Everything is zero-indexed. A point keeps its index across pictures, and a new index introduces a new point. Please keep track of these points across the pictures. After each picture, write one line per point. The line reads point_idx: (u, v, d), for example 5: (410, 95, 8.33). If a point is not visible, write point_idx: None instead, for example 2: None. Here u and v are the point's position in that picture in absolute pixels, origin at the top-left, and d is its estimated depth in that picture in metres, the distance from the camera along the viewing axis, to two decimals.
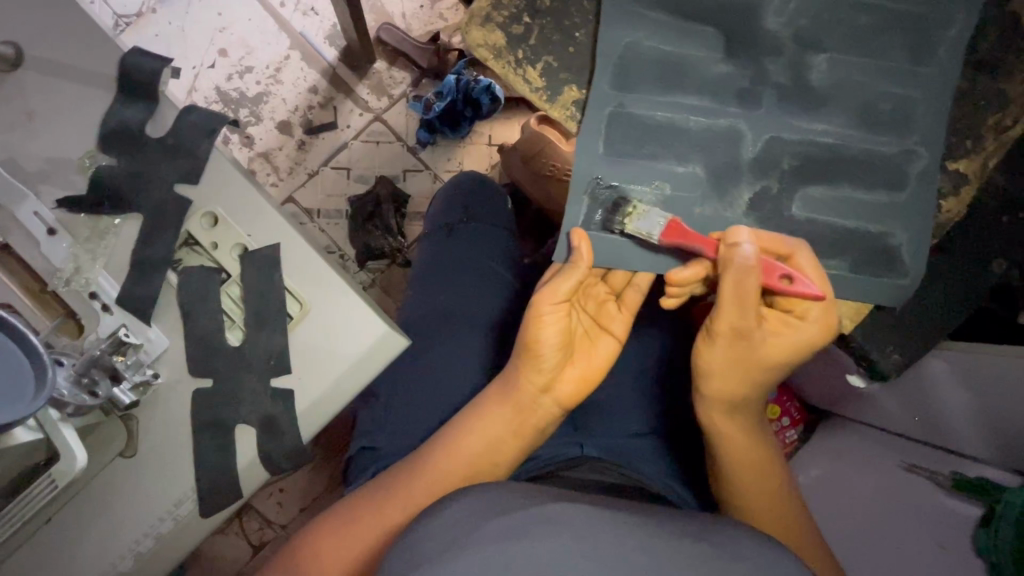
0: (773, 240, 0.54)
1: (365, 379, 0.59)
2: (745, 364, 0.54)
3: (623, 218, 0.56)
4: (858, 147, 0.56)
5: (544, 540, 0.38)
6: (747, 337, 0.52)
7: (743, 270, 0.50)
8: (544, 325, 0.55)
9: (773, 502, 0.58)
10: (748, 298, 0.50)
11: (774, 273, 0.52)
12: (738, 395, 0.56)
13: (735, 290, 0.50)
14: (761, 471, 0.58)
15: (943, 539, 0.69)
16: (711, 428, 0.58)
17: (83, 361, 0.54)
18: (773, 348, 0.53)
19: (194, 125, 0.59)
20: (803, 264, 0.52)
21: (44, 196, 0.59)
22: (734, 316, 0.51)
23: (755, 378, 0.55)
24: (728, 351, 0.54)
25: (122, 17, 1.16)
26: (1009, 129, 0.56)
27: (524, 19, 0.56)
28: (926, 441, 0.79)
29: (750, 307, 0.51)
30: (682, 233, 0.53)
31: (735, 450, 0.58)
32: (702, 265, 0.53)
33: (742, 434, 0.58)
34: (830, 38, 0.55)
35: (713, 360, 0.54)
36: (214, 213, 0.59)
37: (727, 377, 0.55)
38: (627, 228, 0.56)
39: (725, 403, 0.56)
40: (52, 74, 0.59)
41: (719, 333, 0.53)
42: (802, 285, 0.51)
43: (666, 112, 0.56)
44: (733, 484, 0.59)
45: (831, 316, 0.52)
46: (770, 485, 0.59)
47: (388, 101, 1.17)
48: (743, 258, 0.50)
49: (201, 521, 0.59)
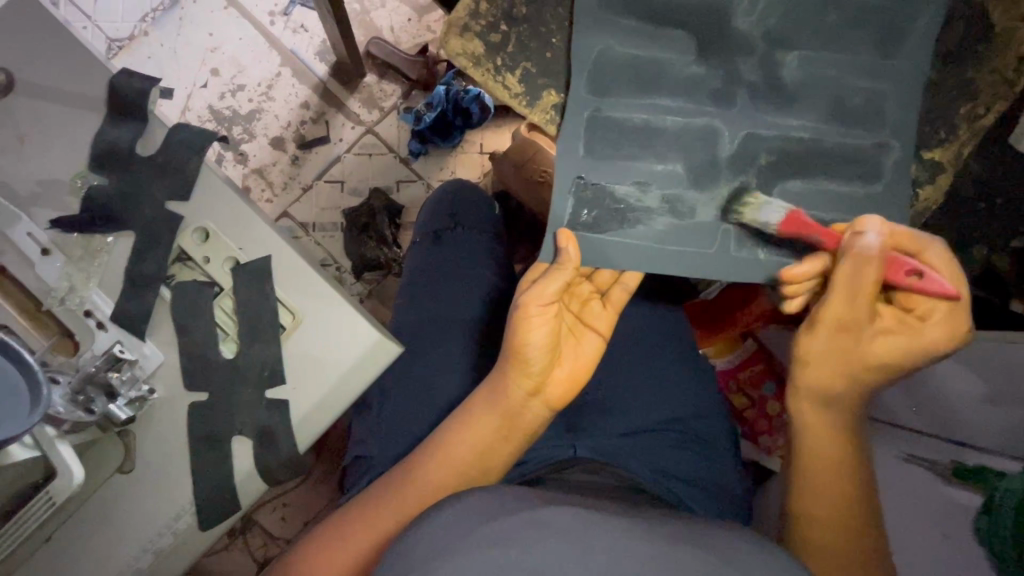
0: (908, 234, 0.52)
1: (358, 388, 0.59)
2: (849, 359, 0.54)
3: (739, 210, 0.56)
4: (833, 140, 0.57)
5: (535, 546, 0.38)
6: (854, 332, 0.53)
7: (861, 262, 0.50)
8: (531, 328, 0.56)
9: (842, 518, 0.56)
10: (862, 289, 0.51)
11: (900, 269, 0.52)
12: (836, 387, 0.56)
13: (849, 282, 0.51)
14: (842, 484, 0.57)
15: (946, 528, 0.68)
16: (801, 420, 0.58)
17: (79, 377, 0.55)
18: (885, 347, 0.53)
19: (181, 143, 0.60)
20: (934, 262, 0.52)
21: (38, 218, 0.60)
22: (843, 307, 0.52)
23: (862, 373, 0.55)
24: (829, 341, 0.54)
25: (115, 41, 1.18)
26: (981, 117, 0.57)
27: (501, 28, 0.58)
28: (933, 435, 0.76)
29: (865, 300, 0.51)
30: (803, 223, 0.54)
31: (820, 449, 0.58)
32: (819, 259, 0.55)
33: (833, 435, 0.58)
34: (801, 35, 0.56)
35: (815, 352, 0.55)
36: (205, 228, 0.60)
37: (830, 369, 0.56)
38: (745, 219, 0.56)
39: (822, 393, 0.57)
40: (41, 98, 0.60)
41: (825, 323, 0.54)
42: (929, 280, 0.51)
43: (643, 114, 0.57)
44: (801, 487, 0.58)
45: (961, 323, 0.51)
46: (846, 500, 0.57)
47: (379, 114, 1.19)
48: (865, 248, 0.50)
49: (200, 535, 0.60)
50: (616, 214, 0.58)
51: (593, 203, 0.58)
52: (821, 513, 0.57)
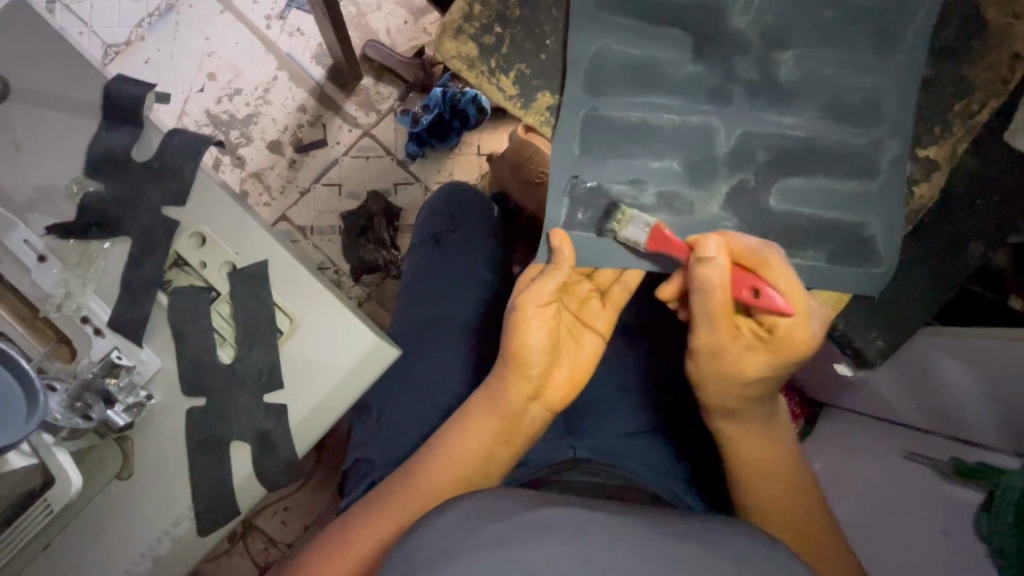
0: (748, 246, 0.50)
1: (357, 390, 0.59)
2: (727, 376, 0.54)
3: (613, 224, 0.56)
4: (830, 138, 0.57)
5: (538, 547, 0.38)
6: (721, 353, 0.53)
7: (709, 288, 0.49)
8: (529, 330, 0.56)
9: (785, 513, 0.56)
10: (715, 314, 0.50)
11: (742, 289, 0.50)
12: (731, 400, 0.56)
13: (703, 308, 0.51)
14: (777, 478, 0.57)
15: (945, 524, 0.68)
16: (720, 431, 0.59)
17: (75, 386, 0.55)
18: (750, 363, 0.53)
19: (177, 148, 0.60)
20: (777, 276, 0.49)
21: (34, 225, 0.60)
22: (707, 332, 0.52)
23: (744, 386, 0.54)
24: (707, 363, 0.54)
25: (111, 47, 1.18)
26: (976, 113, 0.57)
27: (495, 30, 0.58)
28: (934, 432, 0.77)
29: (718, 323, 0.51)
30: (665, 242, 0.54)
31: (736, 450, 0.58)
32: (681, 277, 0.54)
33: (750, 436, 0.58)
34: (796, 33, 0.56)
35: (701, 373, 0.56)
36: (202, 233, 0.60)
37: (719, 387, 0.55)
38: (618, 236, 0.57)
39: (721, 406, 0.57)
40: (37, 104, 0.60)
41: (699, 348, 0.54)
42: (766, 296, 0.48)
43: (639, 115, 0.57)
44: (748, 493, 0.57)
45: (810, 332, 0.50)
46: (784, 491, 0.57)
47: (376, 116, 1.19)
48: (710, 274, 0.49)
49: (199, 541, 0.59)
50: (613, 211, 0.58)
51: (590, 204, 0.58)
52: (765, 516, 0.56)
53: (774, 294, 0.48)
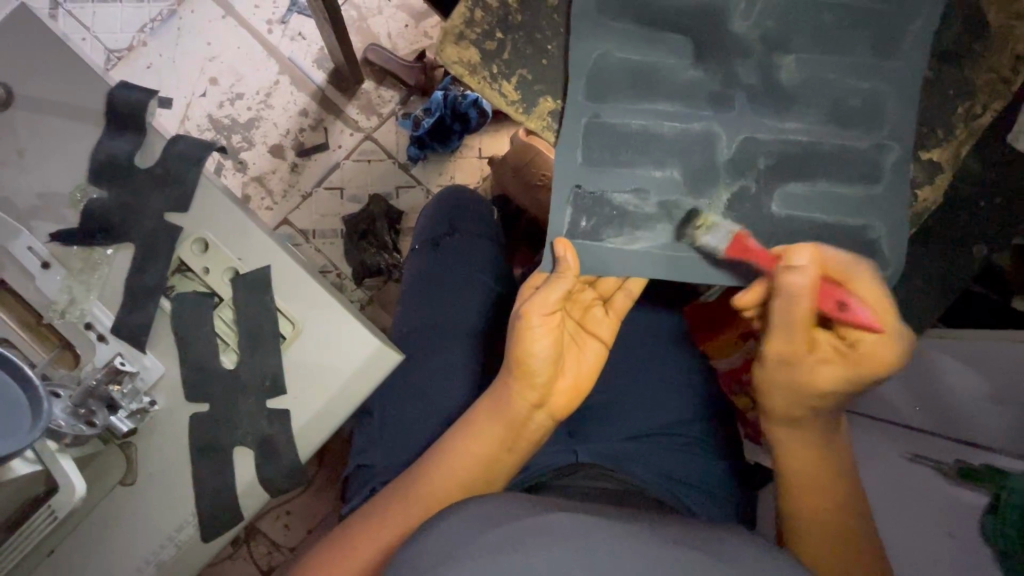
0: (836, 261, 0.52)
1: (359, 396, 0.59)
2: (795, 389, 0.53)
3: (693, 229, 0.56)
4: (832, 142, 0.57)
5: (539, 552, 0.38)
6: (795, 362, 0.52)
7: (793, 296, 0.50)
8: (535, 339, 0.56)
9: (831, 532, 0.55)
10: (794, 324, 0.50)
11: (827, 300, 0.51)
12: (796, 413, 0.55)
13: (782, 316, 0.51)
14: (827, 496, 0.56)
15: (949, 526, 0.67)
16: (777, 443, 0.58)
17: (79, 392, 0.55)
18: (824, 376, 0.52)
19: (180, 155, 0.60)
20: (863, 291, 0.50)
21: (38, 231, 0.60)
22: (782, 341, 0.52)
23: (813, 400, 0.54)
24: (777, 373, 0.54)
25: (114, 53, 1.19)
26: (979, 116, 0.57)
27: (496, 36, 0.58)
28: (938, 434, 0.76)
29: (798, 334, 0.51)
30: (750, 249, 0.55)
31: (793, 463, 0.57)
32: (760, 286, 0.54)
33: (807, 453, 0.57)
34: (797, 37, 0.56)
35: (769, 383, 0.55)
36: (204, 239, 0.60)
37: (786, 399, 0.55)
38: (696, 243, 0.57)
39: (786, 418, 0.56)
40: (41, 111, 0.60)
41: (771, 357, 0.53)
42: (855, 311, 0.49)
43: (640, 119, 0.57)
44: (794, 504, 0.57)
45: (891, 350, 0.49)
46: (835, 512, 0.56)
47: (378, 120, 1.19)
48: (794, 282, 0.49)
49: (202, 547, 0.60)
50: (617, 218, 0.58)
51: (592, 209, 0.58)
52: (808, 530, 0.55)
53: (861, 309, 0.49)
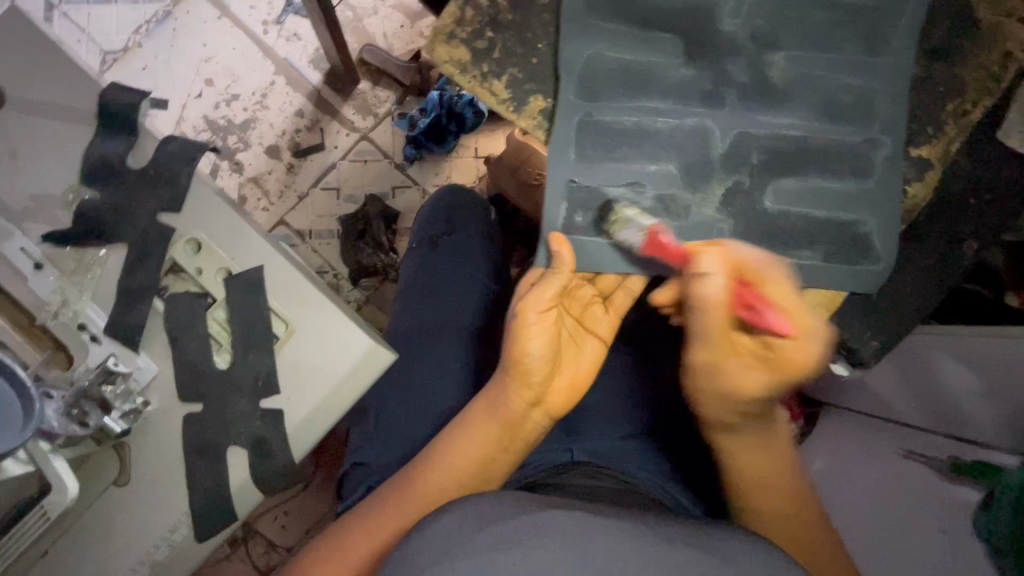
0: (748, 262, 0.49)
1: (355, 394, 0.59)
2: (727, 396, 0.51)
3: (610, 226, 0.57)
4: (823, 139, 0.57)
5: (535, 551, 0.39)
6: (720, 370, 0.50)
7: (706, 304, 0.48)
8: (531, 337, 0.55)
9: (789, 527, 0.56)
10: (711, 333, 0.49)
11: (741, 306, 0.48)
12: (729, 417, 0.54)
13: (700, 326, 0.50)
14: (774, 491, 0.56)
15: (946, 524, 0.68)
16: (720, 444, 0.57)
17: (72, 392, 0.55)
18: (750, 382, 0.49)
19: (172, 155, 0.60)
20: (776, 294, 0.48)
21: (31, 232, 0.60)
22: (705, 351, 0.50)
23: (744, 405, 0.52)
24: (706, 382, 0.52)
25: (109, 54, 1.19)
26: (968, 113, 0.57)
27: (487, 35, 0.58)
28: (936, 432, 0.76)
29: (716, 342, 0.49)
30: (664, 248, 0.54)
31: (736, 462, 0.57)
32: (683, 288, 0.53)
33: (748, 450, 0.57)
34: (787, 35, 0.56)
35: (699, 390, 0.53)
36: (198, 239, 0.60)
37: (717, 404, 0.53)
38: (614, 237, 0.57)
39: (721, 422, 0.55)
40: (33, 113, 0.60)
41: (696, 366, 0.52)
42: (768, 319, 0.47)
43: (633, 117, 0.57)
44: (745, 499, 0.57)
45: (810, 353, 0.46)
46: (781, 498, 0.56)
47: (374, 120, 1.19)
48: (709, 290, 0.48)
49: (197, 547, 0.60)
50: (611, 214, 0.58)
51: (585, 206, 0.58)
52: (767, 523, 0.56)
53: (774, 315, 0.47)
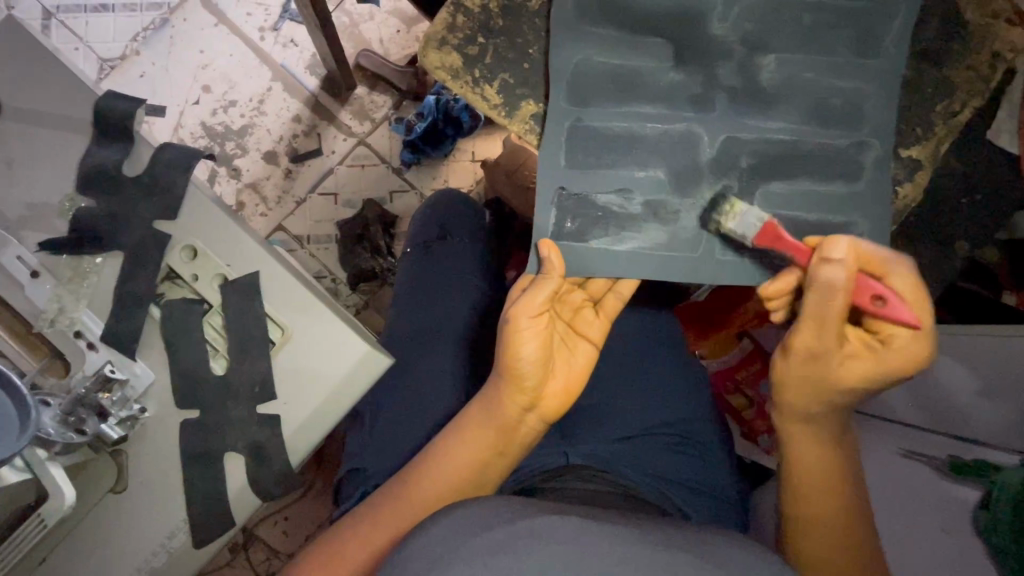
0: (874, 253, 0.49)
1: (350, 399, 0.59)
2: (819, 383, 0.52)
3: (719, 217, 0.56)
4: (813, 141, 0.57)
5: (529, 557, 0.39)
6: (824, 357, 0.50)
7: (829, 291, 0.47)
8: (523, 342, 0.56)
9: (843, 531, 0.54)
10: (829, 321, 0.48)
11: (862, 294, 0.49)
12: (814, 407, 0.54)
13: (814, 311, 0.48)
14: (830, 491, 0.55)
15: (945, 522, 0.67)
16: (790, 437, 0.57)
17: (69, 400, 0.55)
18: (851, 372, 0.50)
19: (168, 163, 0.61)
20: (899, 284, 0.48)
21: (27, 241, 0.60)
22: (811, 337, 0.50)
23: (834, 396, 0.52)
24: (802, 368, 0.52)
25: (106, 62, 1.19)
26: (957, 113, 0.58)
27: (479, 40, 0.58)
28: (933, 431, 0.76)
29: (831, 330, 0.48)
30: (778, 237, 0.52)
31: (803, 458, 0.56)
32: (790, 275, 0.52)
33: (813, 446, 0.56)
34: (777, 38, 0.57)
35: (787, 375, 0.53)
36: (193, 246, 0.61)
37: (804, 392, 0.53)
38: (722, 228, 0.56)
39: (803, 412, 0.54)
40: (28, 122, 0.60)
41: (795, 351, 0.51)
42: (894, 308, 0.47)
43: (623, 122, 0.57)
44: (800, 500, 0.56)
45: (924, 345, 0.48)
46: (839, 505, 0.55)
47: (371, 125, 1.19)
48: (829, 277, 0.47)
49: (195, 554, 0.60)
50: (601, 220, 0.58)
51: (577, 211, 0.58)
52: (819, 524, 0.55)
53: (901, 305, 0.47)
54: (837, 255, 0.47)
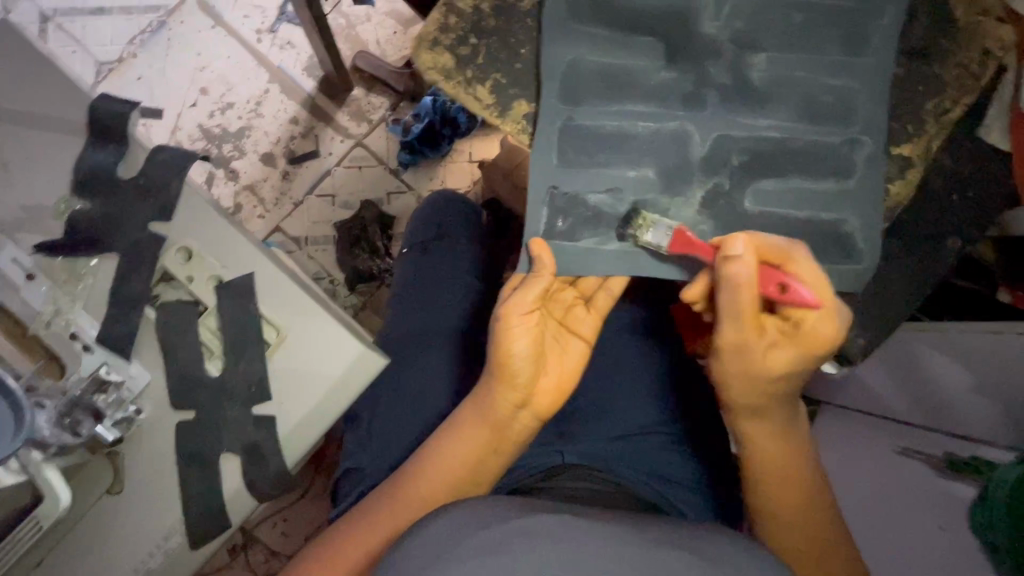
0: (773, 244, 0.49)
1: (347, 399, 0.60)
2: (755, 380, 0.51)
3: (634, 229, 0.57)
4: (805, 139, 0.58)
5: (524, 556, 0.39)
6: (746, 352, 0.49)
7: (739, 287, 0.47)
8: (514, 339, 0.56)
9: (801, 526, 0.55)
10: (744, 316, 0.48)
11: (769, 285, 0.49)
12: (757, 404, 0.53)
13: (730, 308, 0.48)
14: (789, 481, 0.55)
15: (943, 520, 0.67)
16: (743, 437, 0.56)
17: (64, 402, 0.55)
18: (777, 362, 0.49)
19: (162, 165, 0.61)
20: (800, 270, 0.49)
21: (22, 243, 0.61)
22: (732, 334, 0.49)
23: (774, 389, 0.52)
24: (735, 366, 0.51)
25: (103, 65, 1.19)
26: (948, 111, 0.58)
27: (471, 41, 0.59)
28: (927, 428, 0.77)
29: (746, 324, 0.48)
30: (691, 243, 0.54)
31: (759, 456, 0.55)
32: (704, 278, 0.53)
33: (771, 437, 0.55)
34: (767, 37, 0.57)
35: (725, 376, 0.52)
36: (189, 248, 0.61)
37: (744, 390, 0.52)
38: (639, 240, 0.57)
39: (746, 410, 0.54)
40: (23, 125, 0.61)
41: (722, 351, 0.51)
42: (800, 293, 0.48)
43: (615, 121, 0.58)
44: (761, 497, 0.56)
45: (836, 325, 0.48)
46: (796, 499, 0.55)
47: (368, 126, 1.20)
48: (738, 273, 0.47)
49: (191, 555, 0.60)
50: (593, 219, 0.58)
51: (570, 210, 0.58)
52: (778, 519, 0.56)
53: (802, 289, 0.48)
54: (738, 251, 0.47)
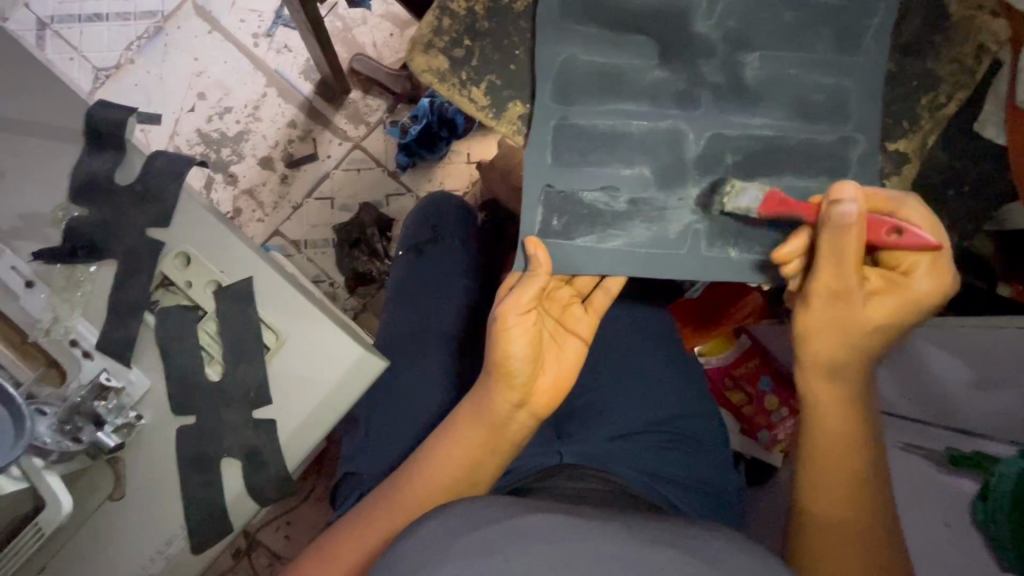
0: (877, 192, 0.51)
1: (348, 402, 0.60)
2: (844, 328, 0.51)
3: (721, 198, 0.57)
4: (799, 136, 0.58)
5: (517, 556, 0.39)
6: (846, 298, 0.49)
7: (844, 228, 0.47)
8: (511, 341, 0.55)
9: (845, 504, 0.53)
10: (848, 257, 0.48)
11: (880, 230, 0.49)
12: (839, 360, 0.52)
13: (834, 249, 0.48)
14: (850, 467, 0.54)
15: (947, 515, 0.67)
16: (811, 399, 0.55)
17: (64, 408, 0.56)
18: (878, 310, 0.50)
19: (158, 171, 0.61)
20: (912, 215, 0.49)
21: (21, 251, 0.61)
22: (832, 276, 0.49)
23: (860, 342, 0.51)
24: (828, 313, 0.51)
25: (101, 71, 1.20)
26: (943, 106, 0.58)
27: (464, 43, 0.59)
28: (932, 423, 0.76)
29: (851, 266, 0.48)
30: (785, 203, 0.52)
31: (826, 421, 0.54)
32: (803, 234, 0.52)
33: (837, 410, 0.54)
34: (760, 35, 0.57)
35: (812, 324, 0.52)
36: (187, 253, 0.61)
37: (830, 342, 0.52)
38: (727, 206, 0.56)
39: (827, 366, 0.53)
40: (21, 133, 0.61)
41: (816, 295, 0.51)
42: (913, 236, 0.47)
43: (609, 120, 0.58)
44: (812, 468, 0.55)
45: (945, 275, 0.48)
46: (848, 479, 0.54)
47: (366, 129, 1.20)
48: (844, 215, 0.46)
49: (192, 560, 0.60)
50: (589, 218, 0.58)
51: (563, 209, 0.58)
52: (827, 497, 0.54)
53: (919, 231, 0.47)
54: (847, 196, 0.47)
